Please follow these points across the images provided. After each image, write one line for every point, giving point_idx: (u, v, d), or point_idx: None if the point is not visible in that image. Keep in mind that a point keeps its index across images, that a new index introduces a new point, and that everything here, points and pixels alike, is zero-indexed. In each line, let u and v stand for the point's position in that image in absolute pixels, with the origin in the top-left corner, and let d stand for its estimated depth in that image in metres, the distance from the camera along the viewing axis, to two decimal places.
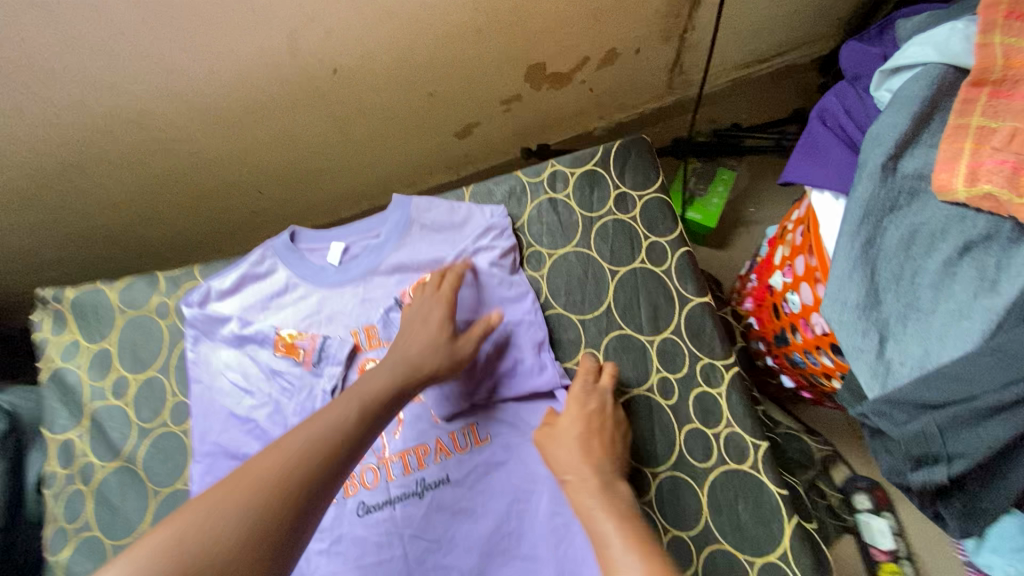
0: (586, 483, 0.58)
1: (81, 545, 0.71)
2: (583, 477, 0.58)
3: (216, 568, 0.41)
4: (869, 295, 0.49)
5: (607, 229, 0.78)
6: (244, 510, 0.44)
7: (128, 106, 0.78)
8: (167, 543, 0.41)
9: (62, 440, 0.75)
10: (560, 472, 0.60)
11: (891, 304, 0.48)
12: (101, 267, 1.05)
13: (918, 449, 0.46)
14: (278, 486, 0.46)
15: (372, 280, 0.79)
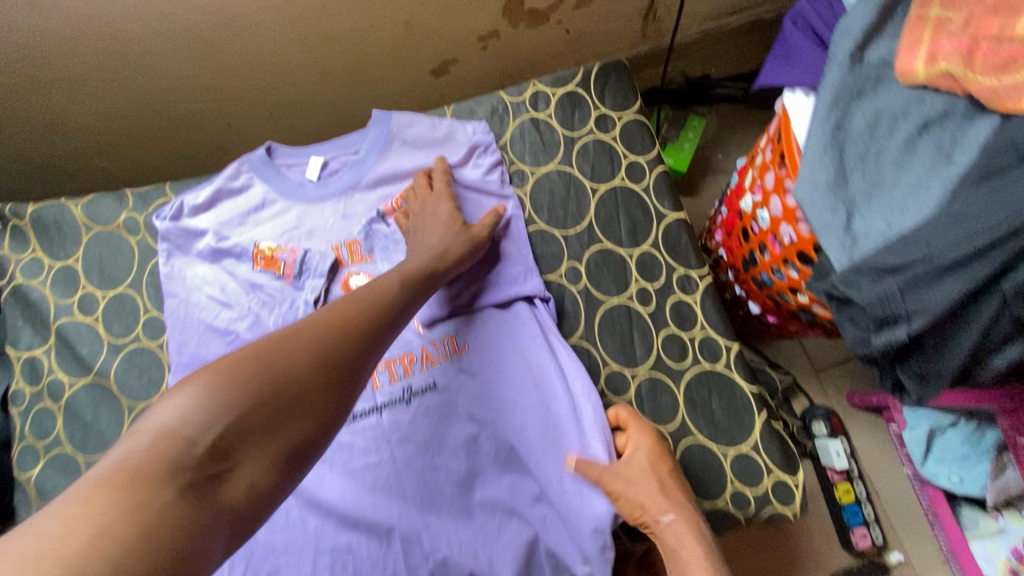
0: (688, 526, 0.58)
1: (54, 459, 0.70)
2: (684, 519, 0.58)
3: (298, 375, 0.43)
4: (838, 174, 0.52)
5: (588, 148, 0.79)
6: (314, 337, 0.45)
7: (82, 16, 0.73)
8: (246, 358, 0.42)
9: (28, 358, 0.73)
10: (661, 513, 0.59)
11: (857, 183, 0.52)
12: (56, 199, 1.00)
13: (881, 310, 0.49)
14: (341, 320, 0.47)
15: (353, 196, 0.79)
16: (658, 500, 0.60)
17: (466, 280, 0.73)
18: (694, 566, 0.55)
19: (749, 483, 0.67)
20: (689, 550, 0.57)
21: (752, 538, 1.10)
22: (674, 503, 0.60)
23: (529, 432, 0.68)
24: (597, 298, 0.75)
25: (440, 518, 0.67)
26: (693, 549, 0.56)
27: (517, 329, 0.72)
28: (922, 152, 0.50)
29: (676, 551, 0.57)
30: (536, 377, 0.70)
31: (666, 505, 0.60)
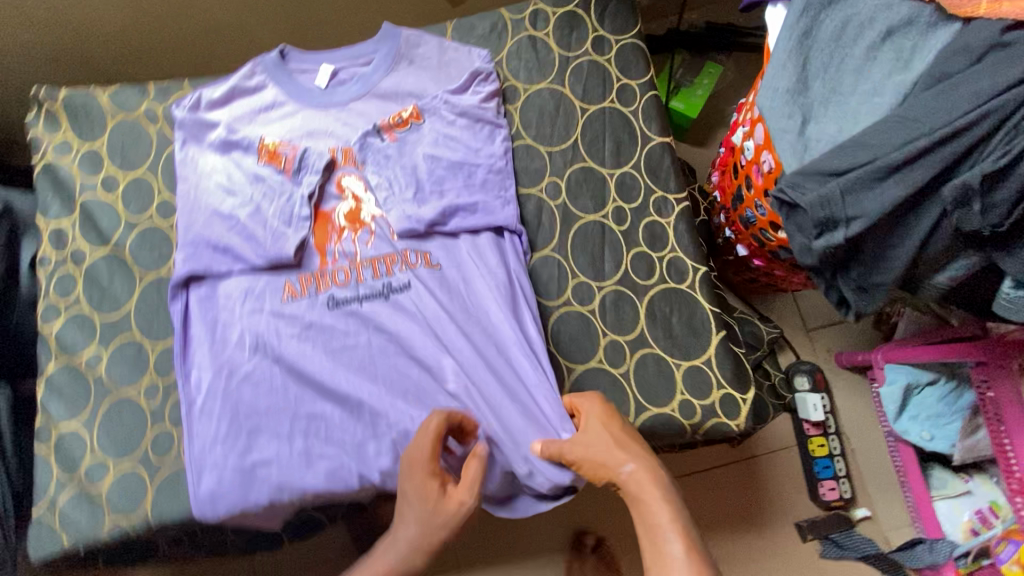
0: (647, 474, 0.58)
1: (71, 318, 0.79)
2: (643, 467, 0.58)
3: None
4: (798, 82, 0.55)
5: (581, 69, 0.81)
6: None
7: None
8: None
9: (55, 228, 0.82)
10: (619, 465, 0.59)
11: (817, 90, 0.54)
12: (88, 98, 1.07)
13: (822, 214, 0.51)
14: None
15: (353, 108, 0.81)
16: (612, 453, 0.60)
17: (444, 195, 0.77)
18: (657, 515, 0.55)
19: (698, 394, 0.70)
20: (651, 493, 0.57)
21: (723, 481, 1.13)
22: (631, 452, 0.60)
23: (489, 343, 0.73)
24: (573, 214, 0.77)
25: (403, 404, 0.71)
26: (654, 492, 0.57)
27: (487, 251, 0.76)
28: (883, 59, 0.50)
29: (639, 500, 0.57)
30: (494, 304, 0.73)
31: (621, 455, 0.60)
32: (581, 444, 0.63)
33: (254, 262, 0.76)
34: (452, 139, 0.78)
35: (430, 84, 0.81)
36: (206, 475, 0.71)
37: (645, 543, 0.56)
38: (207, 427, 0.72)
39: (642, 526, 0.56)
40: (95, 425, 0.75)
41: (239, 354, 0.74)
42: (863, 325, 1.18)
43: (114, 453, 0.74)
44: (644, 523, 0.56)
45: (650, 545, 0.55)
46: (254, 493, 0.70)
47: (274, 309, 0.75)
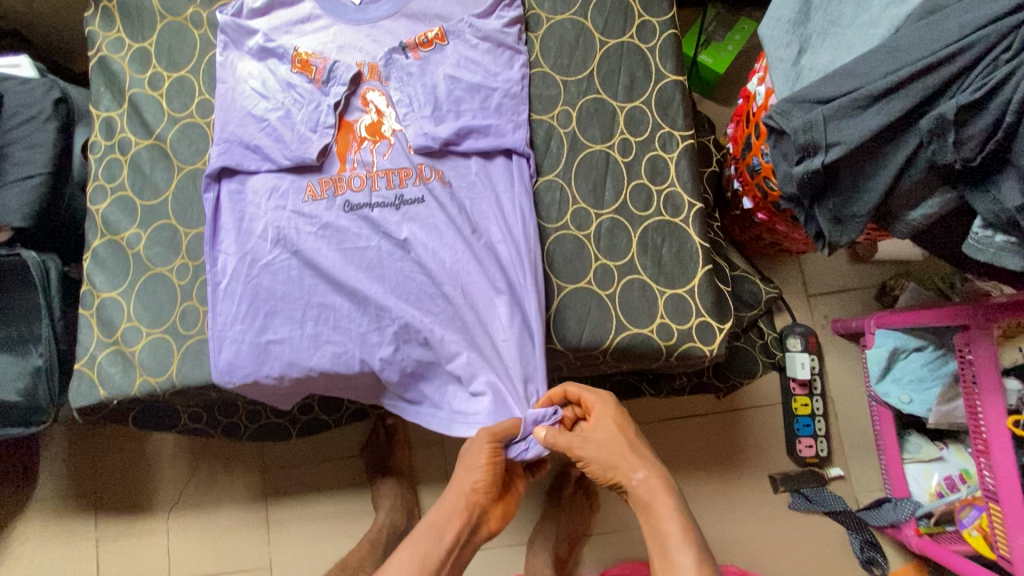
0: (658, 483, 0.69)
1: (116, 201, 0.87)
2: (656, 477, 0.70)
3: None
4: (801, 13, 0.59)
5: (605, 3, 0.84)
6: None
7: None
8: None
9: (105, 118, 0.89)
10: (637, 470, 0.70)
11: (817, 21, 0.58)
12: None
13: (804, 138, 0.54)
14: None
15: (382, 25, 0.84)
16: (631, 462, 0.71)
17: (460, 116, 0.80)
18: (667, 517, 0.67)
19: (677, 319, 0.76)
20: (661, 500, 0.68)
21: (702, 430, 1.17)
22: (642, 462, 0.71)
23: (490, 258, 0.78)
24: (581, 142, 0.81)
25: (404, 304, 0.77)
26: (664, 500, 0.68)
27: (496, 172, 0.80)
28: None
29: (651, 501, 0.69)
30: (498, 221, 0.79)
31: (637, 465, 0.71)
32: (596, 446, 0.72)
33: (280, 162, 0.81)
34: (476, 62, 0.82)
35: (456, 9, 0.84)
36: (225, 348, 0.79)
37: (654, 545, 0.67)
38: (229, 306, 0.80)
39: (652, 529, 0.67)
40: (132, 296, 0.84)
41: (262, 245, 0.81)
42: (864, 295, 1.19)
43: (148, 321, 0.83)
44: (654, 527, 0.67)
45: (659, 546, 0.66)
46: (267, 367, 0.78)
47: (296, 208, 0.81)
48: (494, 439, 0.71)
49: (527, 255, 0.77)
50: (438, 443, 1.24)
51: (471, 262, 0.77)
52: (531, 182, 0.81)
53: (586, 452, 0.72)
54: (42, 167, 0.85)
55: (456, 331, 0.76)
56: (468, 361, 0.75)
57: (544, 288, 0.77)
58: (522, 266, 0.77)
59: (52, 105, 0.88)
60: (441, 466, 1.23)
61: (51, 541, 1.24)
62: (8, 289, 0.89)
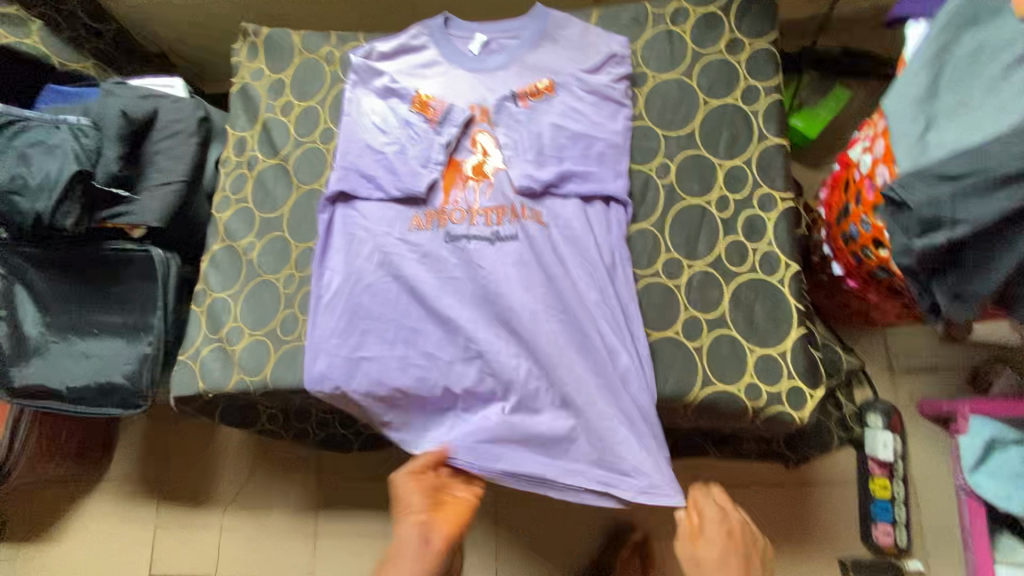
0: None
1: (238, 211, 0.96)
2: None
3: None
4: (927, 91, 0.59)
5: (710, 66, 0.87)
6: None
7: None
8: None
9: (239, 137, 0.99)
10: None
11: (942, 102, 0.58)
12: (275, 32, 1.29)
13: (927, 213, 0.53)
14: None
15: (500, 73, 0.90)
16: None
17: (561, 164, 0.84)
18: None
19: (767, 380, 0.75)
20: None
21: (770, 499, 1.12)
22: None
23: (580, 301, 0.79)
24: (678, 195, 0.84)
25: (480, 340, 0.80)
26: None
27: (594, 217, 0.83)
28: (1018, 78, 0.53)
29: None
30: (591, 265, 0.80)
31: None
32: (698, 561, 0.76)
33: (392, 192, 0.88)
34: (583, 113, 0.86)
35: (567, 62, 0.89)
36: (319, 358, 0.85)
37: None
38: (329, 320, 0.86)
39: None
40: (241, 297, 0.92)
41: (366, 265, 0.87)
42: (955, 376, 1.13)
43: (252, 324, 0.90)
44: None
45: None
46: (355, 380, 0.84)
47: (401, 235, 0.87)
48: (410, 471, 0.80)
49: (615, 304, 0.79)
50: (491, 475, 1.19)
51: (559, 303, 0.79)
52: (626, 229, 0.83)
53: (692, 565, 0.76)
54: (180, 175, 0.95)
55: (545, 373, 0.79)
56: (556, 405, 0.78)
57: (631, 334, 0.78)
58: (610, 311, 0.78)
59: (196, 123, 0.98)
60: (489, 508, 1.17)
61: (114, 519, 1.31)
62: (132, 281, 0.98)
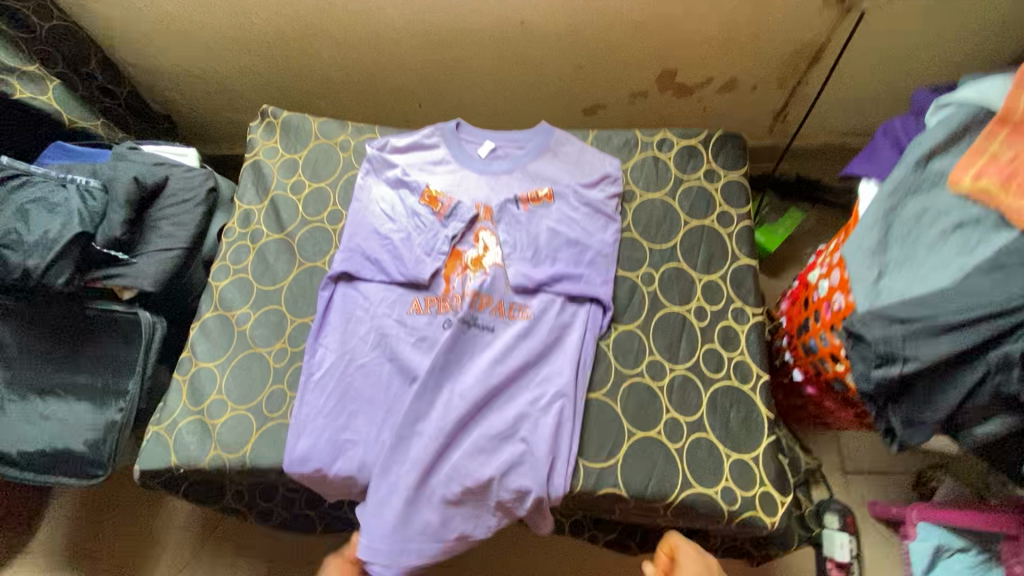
0: None
1: (235, 281, 0.97)
2: None
3: None
4: (880, 243, 0.68)
5: (691, 190, 0.99)
6: None
7: (377, 10, 1.13)
8: None
9: (246, 210, 1.02)
10: None
11: (893, 253, 0.68)
12: (292, 106, 1.39)
13: (884, 349, 0.62)
14: None
15: (505, 177, 0.99)
16: None
17: (555, 265, 0.91)
18: None
19: (742, 484, 0.79)
20: None
21: None
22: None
23: (538, 392, 0.83)
24: (661, 302, 0.91)
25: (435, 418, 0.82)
26: None
27: (575, 317, 0.89)
28: (954, 242, 0.64)
29: None
30: (558, 360, 0.85)
31: None
32: None
33: (394, 277, 0.92)
34: (577, 222, 0.95)
35: (565, 175, 0.99)
36: (303, 438, 0.84)
37: None
38: (317, 399, 0.86)
39: None
40: (227, 369, 0.91)
41: (362, 346, 0.89)
42: (901, 479, 1.21)
43: (237, 398, 0.89)
44: None
45: None
46: (340, 462, 0.83)
47: (399, 317, 0.90)
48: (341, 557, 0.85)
49: (572, 399, 0.83)
50: (460, 564, 1.15)
51: (516, 393, 0.84)
52: (602, 329, 0.89)
53: None
54: (181, 244, 0.96)
55: (471, 445, 0.81)
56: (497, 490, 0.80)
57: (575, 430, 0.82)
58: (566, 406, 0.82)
59: (205, 193, 1.01)
60: None
61: None
62: (111, 342, 0.96)
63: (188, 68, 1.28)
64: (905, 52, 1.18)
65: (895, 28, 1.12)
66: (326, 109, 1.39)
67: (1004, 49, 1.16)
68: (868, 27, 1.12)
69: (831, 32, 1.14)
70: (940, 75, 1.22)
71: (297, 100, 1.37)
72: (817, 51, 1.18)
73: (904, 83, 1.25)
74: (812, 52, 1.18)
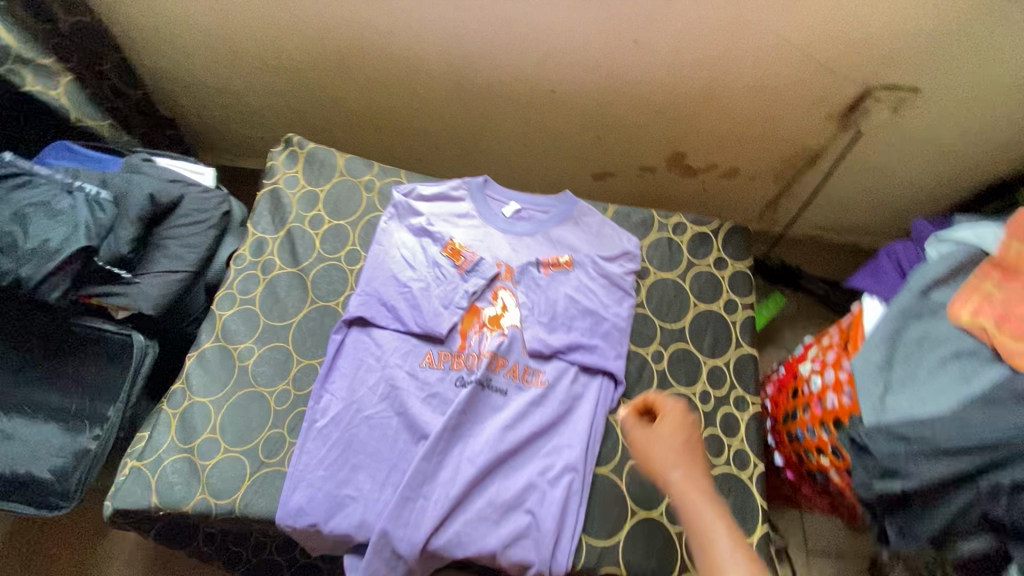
0: (697, 484, 0.66)
1: (240, 311, 0.94)
2: (695, 479, 0.67)
3: None
4: (887, 361, 0.75)
5: (701, 274, 1.04)
6: None
7: (413, 57, 1.15)
8: None
9: (259, 238, 1.00)
10: (672, 469, 0.67)
11: (897, 372, 0.74)
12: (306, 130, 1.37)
13: (887, 464, 0.67)
14: None
15: (526, 239, 1.01)
16: (682, 464, 0.68)
17: (571, 333, 0.93)
18: (707, 515, 0.63)
19: None
20: (697, 502, 0.64)
21: None
22: (684, 460, 0.68)
23: (547, 464, 0.84)
24: (669, 381, 0.95)
25: (442, 481, 0.81)
26: (702, 501, 0.65)
27: (587, 389, 0.91)
28: (953, 370, 0.70)
29: (687, 506, 0.65)
30: (569, 432, 0.87)
31: (676, 464, 0.68)
32: (654, 437, 0.71)
33: (410, 327, 0.91)
34: (594, 292, 0.97)
35: (585, 244, 1.01)
36: (299, 489, 0.81)
37: (694, 544, 0.62)
38: (320, 448, 0.83)
39: (695, 526, 0.63)
40: (224, 406, 0.87)
41: (370, 396, 0.87)
42: (857, 562, 1.27)
43: (232, 439, 0.85)
44: (695, 525, 0.63)
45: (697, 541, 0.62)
46: (336, 519, 0.80)
47: (411, 370, 0.89)
48: None
49: (579, 473, 0.84)
50: None
51: (526, 462, 0.84)
52: (611, 403, 0.91)
53: (650, 444, 0.71)
54: (187, 267, 0.92)
55: (476, 512, 0.80)
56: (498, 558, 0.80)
57: (580, 504, 0.83)
58: (573, 480, 0.84)
59: (219, 217, 0.98)
60: None
61: None
62: (95, 362, 0.89)
63: (205, 78, 1.25)
64: (889, 168, 1.30)
65: (885, 147, 1.24)
66: (340, 137, 1.38)
67: (972, 178, 1.30)
68: (862, 143, 1.24)
69: (829, 141, 1.24)
70: (915, 192, 1.35)
71: (313, 125, 1.35)
72: (814, 156, 1.28)
73: (884, 194, 1.37)
74: (810, 155, 1.28)
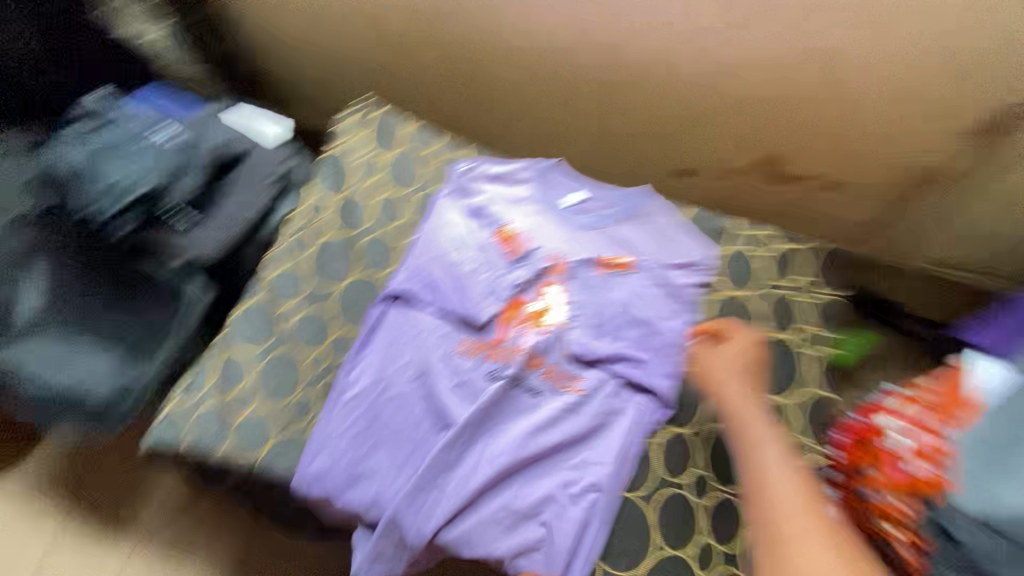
0: (753, 405, 0.75)
1: (287, 270, 0.93)
2: (751, 400, 0.76)
3: None
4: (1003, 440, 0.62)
5: (772, 298, 0.94)
6: None
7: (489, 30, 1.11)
8: None
9: (316, 199, 0.99)
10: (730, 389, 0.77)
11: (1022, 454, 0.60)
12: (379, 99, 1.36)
13: (975, 560, 0.59)
14: None
15: (585, 233, 0.94)
16: (740, 385, 0.78)
17: (619, 344, 0.86)
18: (755, 424, 0.72)
19: None
20: (749, 416, 0.74)
21: None
22: (740, 380, 0.79)
23: (573, 478, 0.77)
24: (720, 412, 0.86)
25: (459, 475, 0.78)
26: (755, 417, 0.73)
27: (628, 405, 0.82)
28: None
29: (737, 415, 0.75)
30: (601, 448, 0.79)
31: (734, 385, 0.78)
32: (717, 359, 0.82)
33: (450, 311, 0.88)
34: (650, 300, 0.88)
35: (648, 247, 0.93)
36: (323, 455, 0.82)
37: (742, 451, 0.71)
38: (346, 419, 0.83)
39: (744, 437, 0.72)
40: (262, 363, 0.88)
41: (400, 374, 0.85)
42: None
43: (266, 396, 0.87)
44: (743, 435, 0.72)
45: (747, 448, 0.70)
46: (354, 492, 0.80)
47: (445, 354, 0.86)
48: None
49: (606, 494, 0.77)
50: None
51: (551, 472, 0.78)
52: (653, 425, 0.83)
53: (716, 362, 0.81)
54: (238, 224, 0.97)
55: (490, 514, 0.76)
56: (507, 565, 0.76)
57: (603, 527, 0.76)
58: (598, 501, 0.76)
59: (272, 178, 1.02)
60: None
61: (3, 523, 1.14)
62: (150, 301, 0.92)
63: (289, 39, 1.28)
64: None
65: None
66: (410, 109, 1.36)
67: None
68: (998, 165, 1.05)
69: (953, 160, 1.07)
70: None
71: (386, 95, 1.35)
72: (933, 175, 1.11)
73: None
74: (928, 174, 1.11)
